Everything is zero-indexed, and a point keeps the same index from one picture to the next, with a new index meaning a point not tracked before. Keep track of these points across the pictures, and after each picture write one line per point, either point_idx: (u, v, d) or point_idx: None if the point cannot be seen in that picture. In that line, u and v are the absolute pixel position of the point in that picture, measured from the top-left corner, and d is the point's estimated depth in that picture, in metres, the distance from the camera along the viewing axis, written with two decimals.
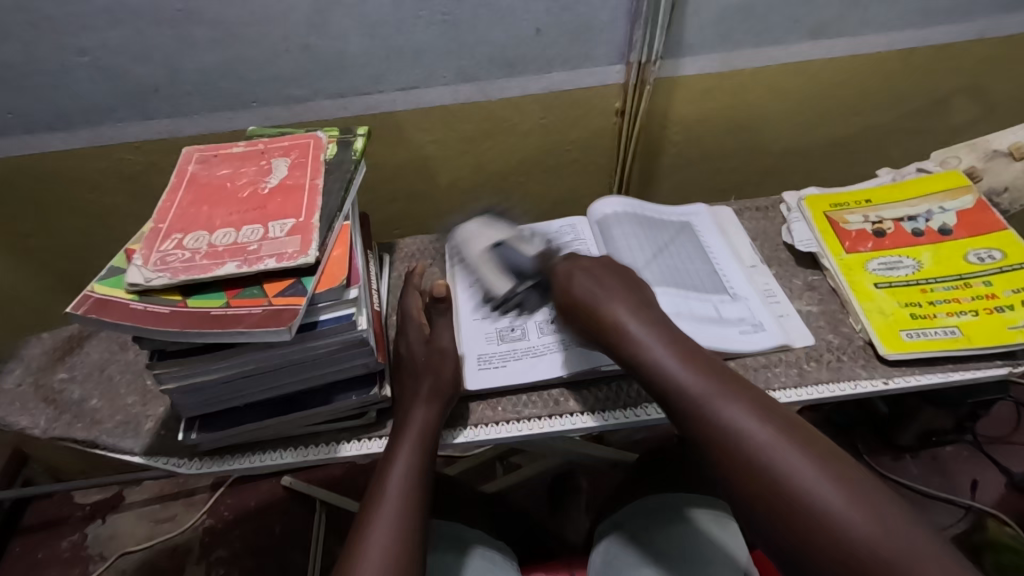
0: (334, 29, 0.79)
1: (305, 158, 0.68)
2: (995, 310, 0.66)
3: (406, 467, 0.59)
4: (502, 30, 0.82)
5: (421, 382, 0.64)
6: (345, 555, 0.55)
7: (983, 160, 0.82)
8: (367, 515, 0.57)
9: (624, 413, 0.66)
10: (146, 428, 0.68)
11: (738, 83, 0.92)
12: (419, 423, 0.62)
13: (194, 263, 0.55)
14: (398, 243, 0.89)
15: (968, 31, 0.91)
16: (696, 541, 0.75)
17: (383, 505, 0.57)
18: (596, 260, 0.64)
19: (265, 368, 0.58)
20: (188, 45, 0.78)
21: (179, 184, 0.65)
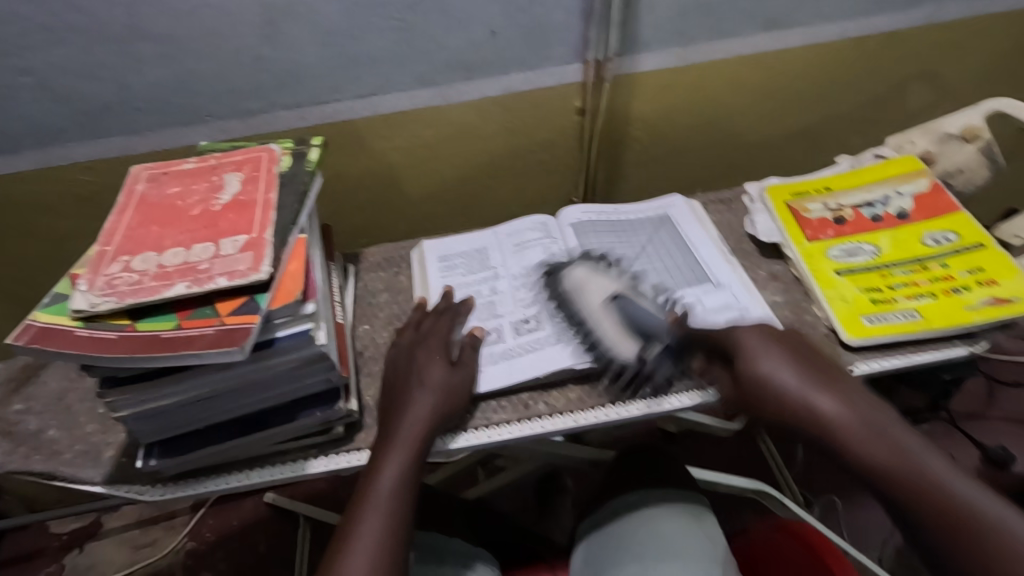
0: (285, 38, 0.77)
1: (258, 172, 0.67)
2: (952, 292, 0.67)
3: (394, 471, 0.57)
4: (457, 34, 0.81)
5: (392, 398, 0.63)
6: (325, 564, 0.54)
7: (937, 144, 0.83)
8: (349, 521, 0.56)
9: (594, 413, 0.66)
10: (107, 456, 0.66)
11: (697, 77, 0.93)
12: (397, 434, 0.60)
13: (143, 285, 0.54)
14: (363, 252, 0.88)
15: (917, 18, 0.93)
16: (675, 533, 0.75)
17: (366, 511, 0.55)
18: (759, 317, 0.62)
19: (223, 390, 0.56)
20: (134, 61, 0.76)
21: (127, 205, 0.63)
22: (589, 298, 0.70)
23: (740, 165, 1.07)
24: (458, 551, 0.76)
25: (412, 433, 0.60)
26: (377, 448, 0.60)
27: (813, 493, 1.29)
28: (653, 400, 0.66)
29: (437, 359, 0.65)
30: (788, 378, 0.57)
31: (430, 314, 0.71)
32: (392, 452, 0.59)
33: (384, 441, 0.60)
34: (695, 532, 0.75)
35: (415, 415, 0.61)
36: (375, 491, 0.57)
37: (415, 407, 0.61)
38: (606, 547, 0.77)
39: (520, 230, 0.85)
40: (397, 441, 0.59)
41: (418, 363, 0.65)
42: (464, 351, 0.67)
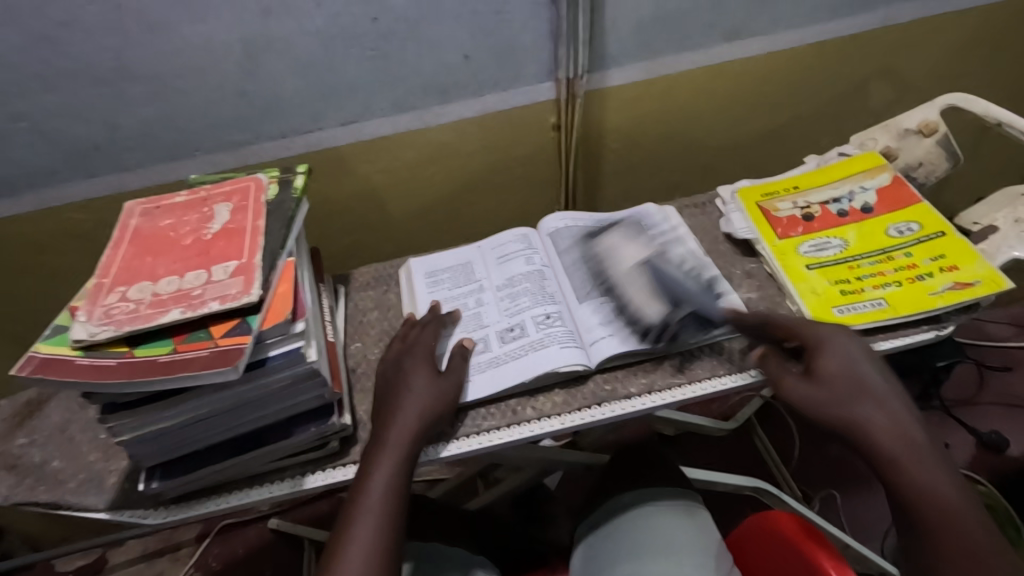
0: (267, 72, 0.81)
1: (246, 201, 0.70)
2: (916, 279, 0.70)
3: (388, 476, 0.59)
4: (432, 60, 0.85)
5: (385, 411, 0.65)
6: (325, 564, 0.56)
7: (897, 139, 0.87)
8: (343, 525, 0.58)
9: (581, 415, 0.68)
10: (110, 482, 0.68)
11: (665, 88, 0.97)
12: (393, 438, 0.62)
13: (138, 313, 0.56)
14: (352, 273, 0.90)
15: (871, 20, 0.97)
16: (669, 529, 0.76)
17: (361, 515, 0.58)
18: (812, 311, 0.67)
19: (219, 410, 0.59)
20: (125, 101, 0.80)
21: (122, 238, 0.66)
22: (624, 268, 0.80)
23: (715, 170, 1.11)
24: (458, 558, 0.78)
25: (402, 439, 0.62)
26: (367, 454, 0.62)
27: (812, 488, 1.31)
28: (636, 399, 0.68)
29: (425, 367, 0.68)
30: (866, 400, 0.59)
31: (416, 326, 0.74)
32: (382, 458, 0.61)
33: (374, 445, 0.62)
34: (688, 527, 0.77)
35: (406, 419, 0.63)
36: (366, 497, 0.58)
37: (405, 412, 0.64)
38: (602, 546, 0.78)
39: (502, 243, 0.87)
40: (388, 445, 0.61)
41: (407, 373, 0.68)
42: (452, 360, 0.70)
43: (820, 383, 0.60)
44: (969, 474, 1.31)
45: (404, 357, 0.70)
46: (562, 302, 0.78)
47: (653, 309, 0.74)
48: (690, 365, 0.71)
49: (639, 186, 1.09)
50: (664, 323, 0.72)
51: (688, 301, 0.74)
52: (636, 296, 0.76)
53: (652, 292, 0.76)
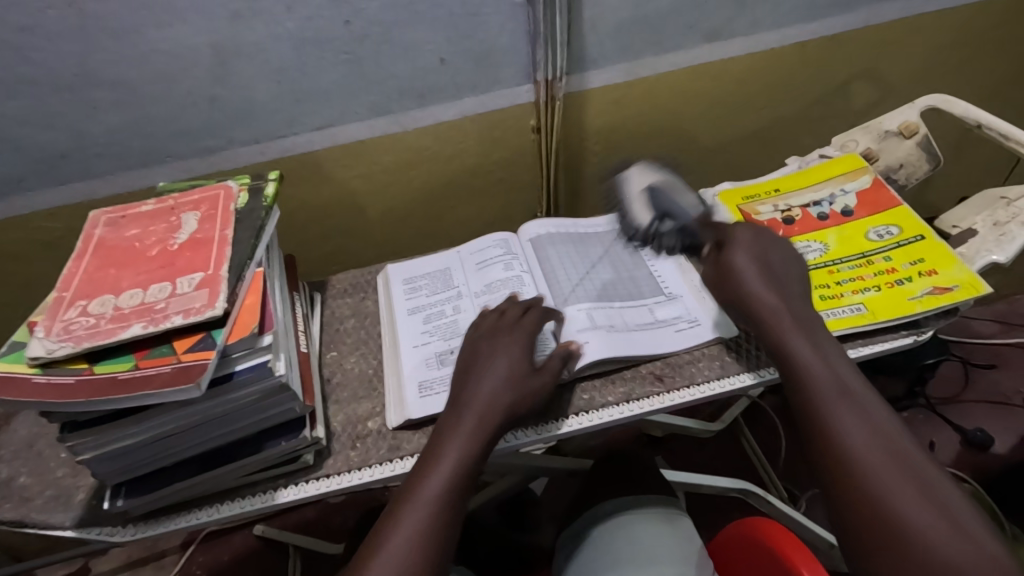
0: (238, 77, 0.79)
1: (214, 210, 0.68)
2: (895, 284, 0.69)
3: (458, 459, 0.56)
4: (408, 63, 0.84)
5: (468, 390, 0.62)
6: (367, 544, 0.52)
7: (878, 141, 0.86)
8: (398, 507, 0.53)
9: (555, 425, 0.66)
10: (77, 499, 0.66)
11: (646, 90, 0.96)
12: (471, 422, 0.58)
13: (99, 329, 0.55)
14: (329, 280, 0.89)
15: (852, 21, 0.97)
16: (651, 538, 0.75)
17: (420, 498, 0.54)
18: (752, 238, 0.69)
19: (186, 426, 0.57)
20: (91, 108, 0.78)
21: (86, 249, 0.65)
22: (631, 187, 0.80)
23: (698, 171, 1.10)
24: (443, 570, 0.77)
25: (490, 422, 0.59)
26: (437, 436, 0.59)
27: (799, 488, 1.31)
28: (613, 409, 0.67)
29: (513, 349, 0.65)
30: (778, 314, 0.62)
31: (520, 306, 0.70)
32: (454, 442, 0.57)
33: (448, 427, 0.59)
34: (669, 536, 0.76)
35: (489, 402, 0.60)
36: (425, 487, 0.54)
37: (487, 395, 0.61)
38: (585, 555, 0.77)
39: (481, 248, 0.86)
40: (469, 428, 0.58)
41: (496, 356, 0.64)
42: (549, 358, 0.66)
43: (757, 302, 0.63)
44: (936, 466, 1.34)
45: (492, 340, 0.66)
46: None
47: (645, 215, 0.79)
48: (669, 373, 0.70)
49: None
50: (650, 228, 0.79)
51: (675, 216, 0.78)
52: (635, 205, 0.80)
53: (651, 208, 0.80)
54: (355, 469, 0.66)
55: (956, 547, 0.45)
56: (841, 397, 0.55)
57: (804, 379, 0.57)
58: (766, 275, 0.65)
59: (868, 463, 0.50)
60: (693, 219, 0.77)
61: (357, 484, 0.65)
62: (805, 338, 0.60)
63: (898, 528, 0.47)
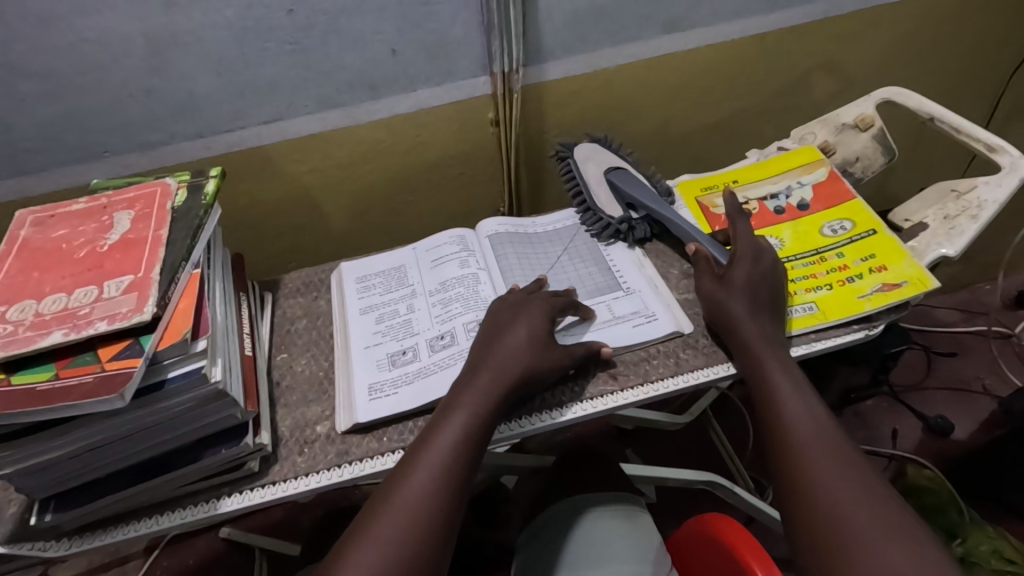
0: (177, 68, 0.76)
1: (149, 208, 0.65)
2: (846, 281, 0.69)
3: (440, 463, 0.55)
4: (357, 54, 0.81)
5: (477, 380, 0.61)
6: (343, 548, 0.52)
7: (834, 134, 0.86)
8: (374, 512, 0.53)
9: (517, 423, 0.65)
10: (7, 513, 0.63)
11: (606, 82, 0.94)
12: (467, 421, 0.58)
13: (17, 336, 0.52)
14: (282, 278, 0.86)
15: (810, 13, 0.96)
16: (611, 538, 0.75)
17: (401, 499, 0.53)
18: (756, 263, 0.68)
19: (115, 437, 0.55)
20: (19, 101, 0.74)
21: (9, 251, 0.61)
22: (590, 173, 0.85)
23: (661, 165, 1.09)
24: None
25: (479, 421, 0.58)
26: (428, 431, 0.58)
27: (765, 477, 1.32)
28: (567, 408, 0.65)
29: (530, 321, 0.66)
30: (750, 329, 0.64)
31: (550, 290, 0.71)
32: (444, 434, 0.57)
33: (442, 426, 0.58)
34: (628, 534, 0.75)
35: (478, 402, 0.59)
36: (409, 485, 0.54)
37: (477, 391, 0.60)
38: (543, 553, 0.76)
39: (437, 244, 0.84)
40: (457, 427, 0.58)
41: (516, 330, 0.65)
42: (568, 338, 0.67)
43: (755, 320, 0.64)
44: (870, 448, 1.39)
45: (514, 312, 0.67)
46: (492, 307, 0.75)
47: (615, 210, 0.83)
48: (623, 370, 0.68)
49: None
50: (625, 221, 0.82)
51: (639, 201, 0.81)
52: (600, 195, 0.84)
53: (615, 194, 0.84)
54: (300, 476, 0.64)
55: (894, 547, 0.47)
56: (802, 405, 0.58)
57: (767, 385, 0.60)
58: (754, 291, 0.66)
59: (817, 467, 0.53)
60: (653, 206, 0.79)
61: (304, 491, 0.63)
62: (773, 346, 0.63)
63: (837, 525, 0.49)
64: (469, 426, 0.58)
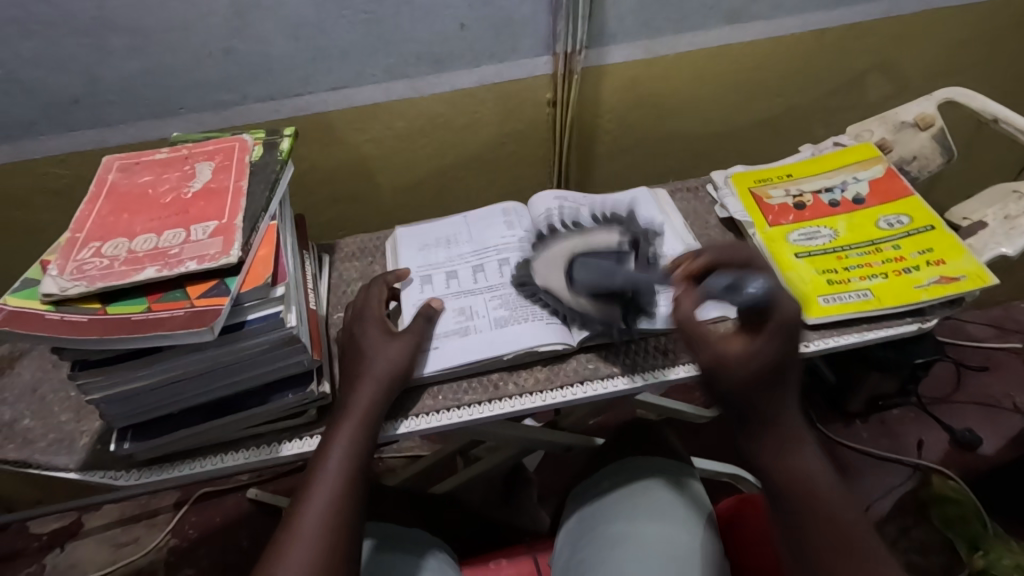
0: (256, 31, 0.79)
1: (229, 161, 0.68)
2: (903, 272, 0.70)
3: (345, 447, 0.59)
4: (427, 26, 0.83)
5: (360, 363, 0.65)
6: (277, 538, 0.54)
7: (893, 132, 0.86)
8: (300, 498, 0.56)
9: (561, 392, 0.68)
10: (81, 443, 0.67)
11: (664, 69, 0.95)
12: (363, 404, 0.62)
13: (113, 270, 0.55)
14: (338, 242, 0.89)
15: (874, 11, 0.96)
16: (667, 502, 0.76)
17: (320, 483, 0.57)
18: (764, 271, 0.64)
19: (193, 372, 0.57)
20: (106, 54, 0.77)
21: (98, 193, 0.64)
22: (558, 291, 0.72)
23: (708, 157, 1.10)
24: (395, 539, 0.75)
25: (367, 403, 0.62)
26: (330, 422, 0.62)
27: None
28: (618, 379, 0.68)
29: (376, 328, 0.68)
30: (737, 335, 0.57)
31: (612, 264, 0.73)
32: (339, 431, 0.60)
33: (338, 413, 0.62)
34: (682, 501, 0.76)
35: (369, 390, 0.63)
36: (324, 479, 0.57)
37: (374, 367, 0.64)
38: (602, 508, 0.78)
39: (489, 218, 0.86)
40: (352, 414, 0.61)
41: (364, 343, 0.66)
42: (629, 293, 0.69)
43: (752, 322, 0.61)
44: (895, 456, 1.39)
45: (365, 322, 0.68)
46: None
47: (606, 310, 0.70)
48: (674, 347, 0.70)
49: (634, 168, 1.08)
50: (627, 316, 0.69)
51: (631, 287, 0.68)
52: (582, 304, 0.71)
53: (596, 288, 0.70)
54: None
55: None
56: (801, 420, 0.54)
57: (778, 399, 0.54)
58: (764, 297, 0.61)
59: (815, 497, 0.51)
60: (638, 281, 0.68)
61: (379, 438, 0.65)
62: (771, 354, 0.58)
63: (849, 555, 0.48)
64: (357, 424, 0.61)
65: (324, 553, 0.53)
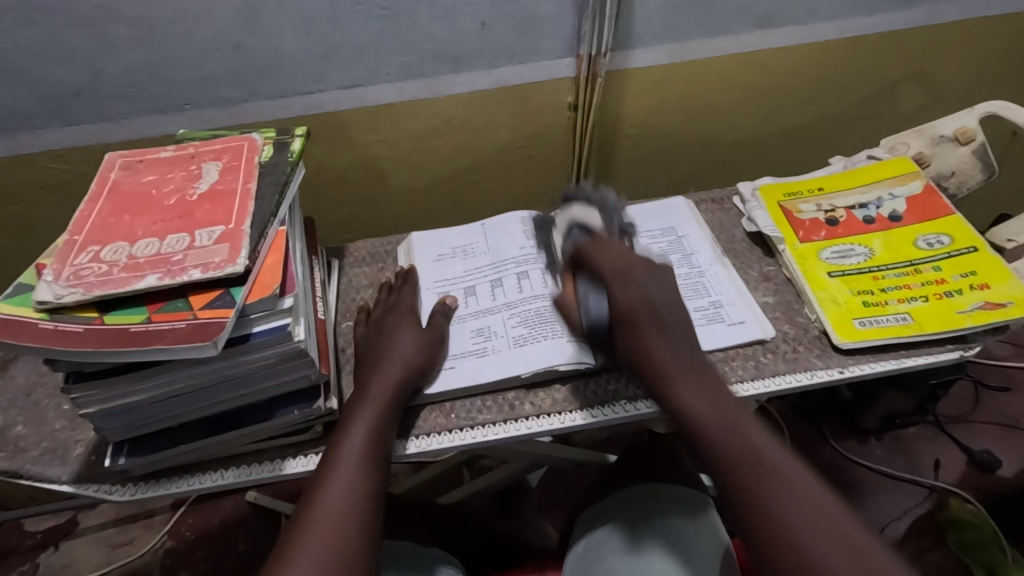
0: (268, 25, 0.75)
1: (237, 161, 0.64)
2: (944, 296, 0.67)
3: (366, 430, 0.58)
4: (445, 24, 0.79)
5: (385, 350, 0.65)
6: (295, 521, 0.52)
7: (930, 146, 0.82)
8: (319, 481, 0.55)
9: (582, 415, 0.64)
10: (75, 454, 0.63)
11: (690, 73, 0.91)
12: (383, 388, 0.61)
13: (112, 277, 0.51)
14: (347, 246, 0.86)
15: (911, 18, 0.92)
16: (682, 531, 0.72)
17: (339, 466, 0.55)
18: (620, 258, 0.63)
19: (194, 387, 0.54)
20: (110, 45, 0.73)
21: (99, 192, 0.61)
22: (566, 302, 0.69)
23: (732, 166, 1.06)
24: (402, 554, 0.72)
25: (388, 387, 0.61)
26: (348, 407, 0.60)
27: None
28: (642, 402, 0.64)
29: (409, 324, 0.68)
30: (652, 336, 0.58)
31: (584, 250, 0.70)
32: (359, 415, 0.59)
33: (357, 398, 0.61)
34: (697, 529, 0.73)
35: (389, 373, 0.62)
36: (342, 463, 0.55)
37: (397, 352, 0.64)
38: (611, 533, 0.74)
39: (507, 229, 0.83)
40: (371, 398, 0.60)
41: (388, 335, 0.67)
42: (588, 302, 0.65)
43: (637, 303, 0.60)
44: (911, 477, 1.35)
45: (399, 318, 0.69)
46: None
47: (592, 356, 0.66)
48: None
49: (655, 176, 1.04)
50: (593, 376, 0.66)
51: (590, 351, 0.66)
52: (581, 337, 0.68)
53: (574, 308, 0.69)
54: None
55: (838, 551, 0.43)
56: (709, 400, 0.53)
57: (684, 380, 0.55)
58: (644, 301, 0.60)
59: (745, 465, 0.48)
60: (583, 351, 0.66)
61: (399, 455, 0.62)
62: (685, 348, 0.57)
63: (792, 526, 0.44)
64: (377, 408, 0.59)
65: (345, 534, 0.51)
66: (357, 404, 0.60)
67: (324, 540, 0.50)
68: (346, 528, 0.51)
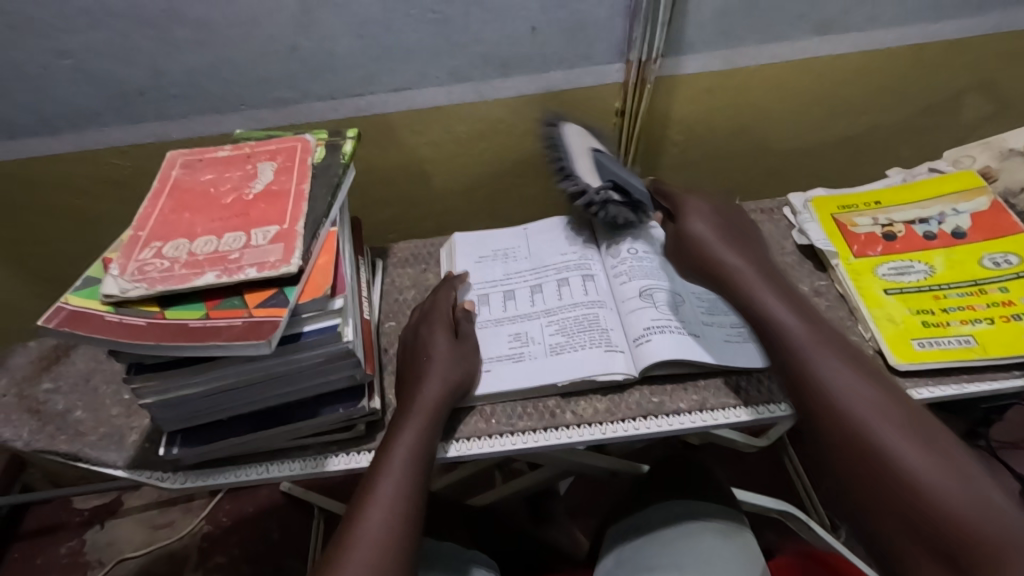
0: (322, 29, 0.77)
1: (292, 162, 0.65)
2: (1011, 318, 0.63)
3: (410, 444, 0.57)
4: (496, 29, 0.80)
5: (429, 364, 0.63)
6: (337, 536, 0.52)
7: (998, 160, 0.79)
8: (361, 493, 0.55)
9: (623, 426, 0.63)
10: (130, 440, 0.66)
11: (741, 80, 0.89)
12: (426, 402, 0.60)
13: (173, 273, 0.53)
14: (392, 247, 0.87)
15: (980, 25, 0.88)
16: (718, 551, 0.70)
17: (384, 478, 0.55)
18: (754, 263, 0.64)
19: (246, 382, 0.56)
20: (172, 47, 0.76)
21: (161, 189, 0.63)
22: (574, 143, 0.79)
23: (779, 175, 1.04)
24: (436, 554, 0.72)
25: (429, 403, 0.60)
26: (393, 420, 0.60)
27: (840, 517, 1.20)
28: (685, 416, 0.63)
29: (444, 334, 0.66)
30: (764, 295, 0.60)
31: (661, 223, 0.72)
32: (405, 428, 0.58)
33: (401, 411, 0.60)
34: (733, 552, 0.71)
35: (432, 388, 0.61)
36: (381, 481, 0.55)
37: (433, 377, 0.62)
38: (645, 550, 0.73)
39: (552, 235, 0.83)
40: (413, 412, 0.60)
41: (426, 341, 0.66)
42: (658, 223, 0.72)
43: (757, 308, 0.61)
44: None
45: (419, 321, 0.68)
46: (607, 300, 0.73)
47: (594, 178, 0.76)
48: (747, 386, 0.65)
49: (700, 183, 1.03)
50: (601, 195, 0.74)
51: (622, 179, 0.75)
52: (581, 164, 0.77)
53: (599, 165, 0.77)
54: None
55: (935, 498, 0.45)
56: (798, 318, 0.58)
57: (813, 368, 0.54)
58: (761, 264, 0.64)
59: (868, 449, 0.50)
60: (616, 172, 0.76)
61: (444, 457, 0.62)
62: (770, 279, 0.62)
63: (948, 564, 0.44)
64: (423, 422, 0.59)
65: (389, 548, 0.51)
66: (403, 417, 0.59)
67: (367, 554, 0.50)
68: (391, 542, 0.51)
